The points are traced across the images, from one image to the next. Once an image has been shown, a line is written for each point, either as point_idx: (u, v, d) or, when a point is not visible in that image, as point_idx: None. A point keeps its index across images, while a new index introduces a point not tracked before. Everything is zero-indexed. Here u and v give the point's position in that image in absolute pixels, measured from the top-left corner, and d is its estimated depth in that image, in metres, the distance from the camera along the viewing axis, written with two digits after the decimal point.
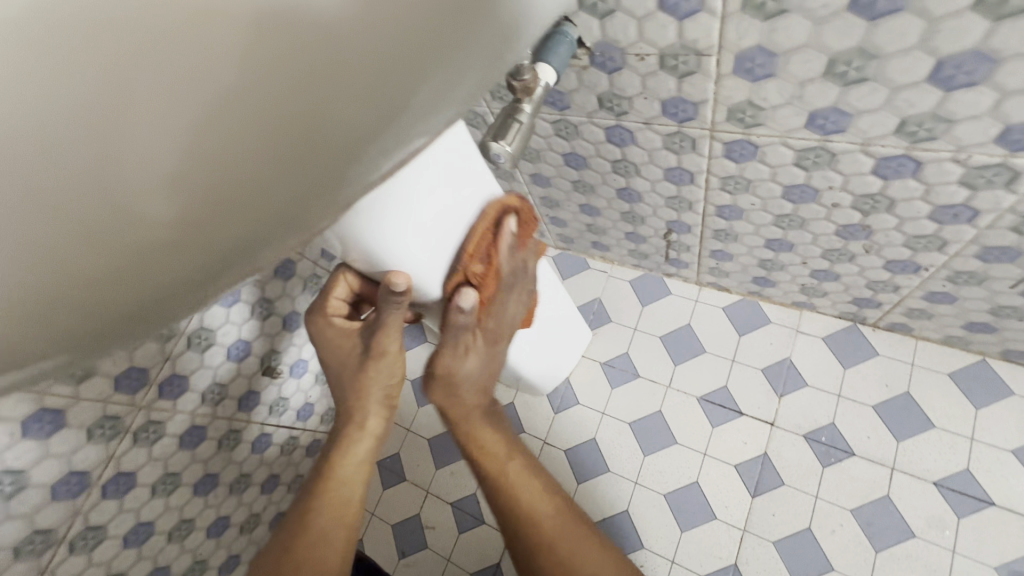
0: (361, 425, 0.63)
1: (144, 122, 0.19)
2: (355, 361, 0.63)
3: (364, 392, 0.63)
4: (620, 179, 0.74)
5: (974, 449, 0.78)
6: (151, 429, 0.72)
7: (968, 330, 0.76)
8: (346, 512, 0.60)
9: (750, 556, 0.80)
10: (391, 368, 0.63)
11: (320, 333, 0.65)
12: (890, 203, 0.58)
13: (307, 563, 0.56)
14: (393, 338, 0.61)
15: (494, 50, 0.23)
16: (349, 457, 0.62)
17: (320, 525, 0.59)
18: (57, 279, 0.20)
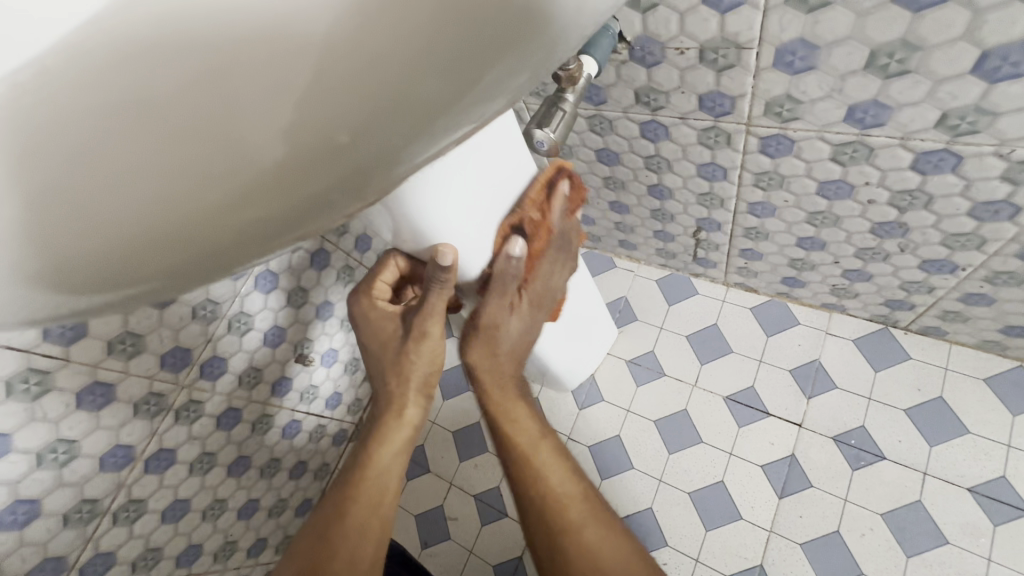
0: (399, 411, 0.65)
1: (232, 101, 0.20)
2: (397, 347, 0.65)
3: (404, 375, 0.64)
4: (652, 175, 0.75)
5: (1011, 456, 0.76)
6: (191, 408, 0.75)
7: (1006, 334, 0.75)
8: (382, 495, 0.62)
9: (777, 557, 0.79)
10: (431, 352, 0.65)
11: (364, 314, 0.67)
12: (928, 199, 0.57)
13: (344, 552, 0.58)
14: (435, 322, 0.63)
15: (554, 51, 0.21)
16: (387, 442, 0.64)
17: (358, 508, 0.60)
18: (151, 231, 0.23)
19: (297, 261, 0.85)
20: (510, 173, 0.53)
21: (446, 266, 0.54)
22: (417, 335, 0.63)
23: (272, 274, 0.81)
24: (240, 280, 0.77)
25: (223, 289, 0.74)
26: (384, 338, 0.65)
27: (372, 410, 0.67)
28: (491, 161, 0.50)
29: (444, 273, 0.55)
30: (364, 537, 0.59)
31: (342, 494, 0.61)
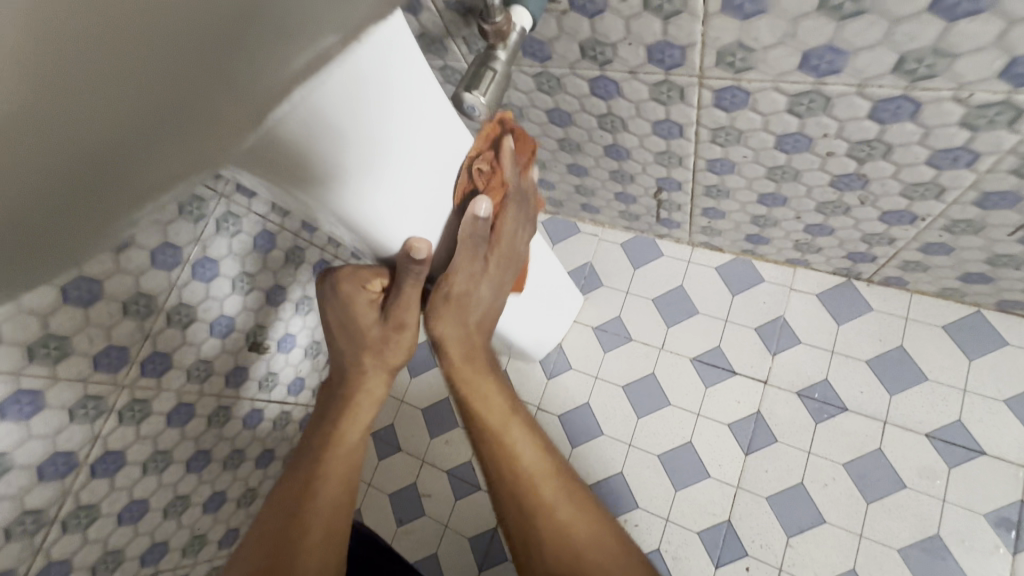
0: (369, 392, 0.62)
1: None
2: (376, 332, 0.61)
3: (381, 359, 0.61)
4: (607, 135, 0.71)
5: (968, 400, 0.77)
6: (136, 407, 0.71)
7: (964, 281, 0.75)
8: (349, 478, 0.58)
9: (743, 511, 0.80)
10: (410, 340, 0.63)
11: (337, 296, 0.61)
12: (887, 148, 0.55)
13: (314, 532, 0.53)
14: (414, 315, 0.60)
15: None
16: (359, 422, 0.60)
17: (328, 489, 0.56)
18: None
19: (239, 246, 0.80)
20: (436, 147, 0.52)
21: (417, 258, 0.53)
22: (396, 325, 0.60)
23: (212, 262, 0.76)
24: (174, 271, 0.72)
25: (157, 282, 0.70)
26: (358, 323, 0.61)
27: (336, 391, 0.63)
28: (412, 136, 0.49)
29: (414, 264, 0.54)
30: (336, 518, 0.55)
31: (310, 473, 0.56)
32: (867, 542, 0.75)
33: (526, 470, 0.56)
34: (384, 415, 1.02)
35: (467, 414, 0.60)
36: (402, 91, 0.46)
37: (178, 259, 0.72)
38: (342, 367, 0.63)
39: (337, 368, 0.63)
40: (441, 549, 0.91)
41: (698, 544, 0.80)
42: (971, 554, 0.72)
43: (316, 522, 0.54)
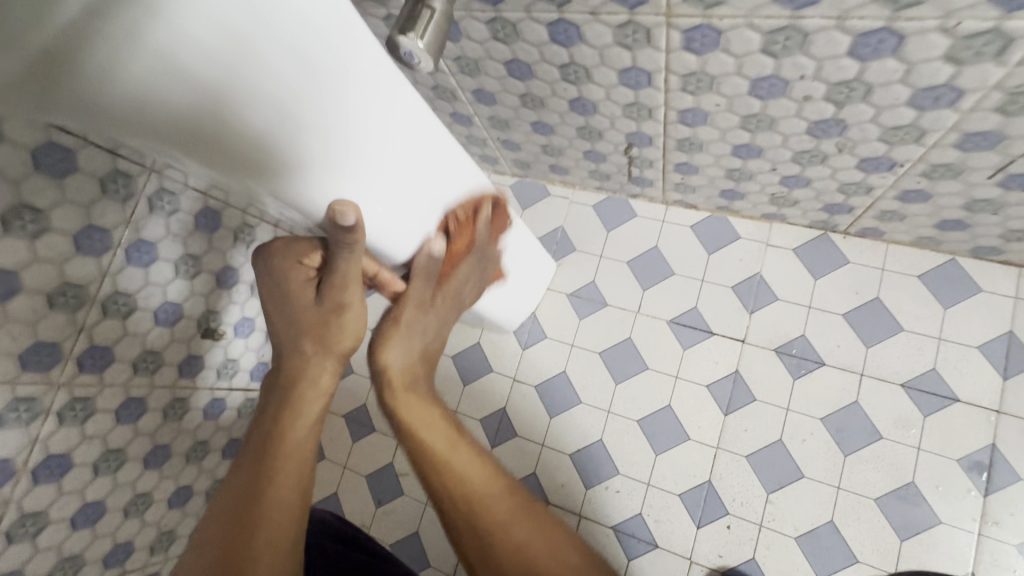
0: (313, 381, 0.57)
1: None
2: (313, 314, 0.55)
3: (322, 345, 0.56)
4: (571, 88, 0.65)
5: (942, 348, 0.77)
6: (78, 406, 0.66)
7: (940, 229, 0.73)
8: (301, 473, 0.55)
9: (724, 471, 0.80)
10: (355, 323, 0.57)
11: (272, 275, 0.56)
12: (867, 89, 0.51)
13: (264, 535, 0.51)
14: (355, 293, 0.55)
15: None
16: (305, 415, 0.57)
17: (280, 488, 0.53)
18: None
19: (179, 226, 0.73)
20: (392, 121, 0.45)
21: (347, 228, 0.45)
22: (334, 307, 0.55)
23: (149, 245, 0.70)
24: (104, 257, 0.65)
25: (85, 269, 0.63)
26: (294, 306, 0.56)
27: (276, 381, 0.58)
28: (367, 113, 0.43)
29: (342, 234, 0.47)
30: (289, 516, 0.53)
31: (257, 474, 0.53)
32: (844, 493, 0.76)
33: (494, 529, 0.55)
34: (357, 396, 0.98)
35: (424, 480, 0.58)
36: (358, 73, 0.41)
37: (107, 244, 0.65)
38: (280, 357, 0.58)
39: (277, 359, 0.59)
40: (423, 527, 0.89)
41: (680, 506, 0.80)
42: (945, 499, 0.73)
43: (268, 526, 0.51)
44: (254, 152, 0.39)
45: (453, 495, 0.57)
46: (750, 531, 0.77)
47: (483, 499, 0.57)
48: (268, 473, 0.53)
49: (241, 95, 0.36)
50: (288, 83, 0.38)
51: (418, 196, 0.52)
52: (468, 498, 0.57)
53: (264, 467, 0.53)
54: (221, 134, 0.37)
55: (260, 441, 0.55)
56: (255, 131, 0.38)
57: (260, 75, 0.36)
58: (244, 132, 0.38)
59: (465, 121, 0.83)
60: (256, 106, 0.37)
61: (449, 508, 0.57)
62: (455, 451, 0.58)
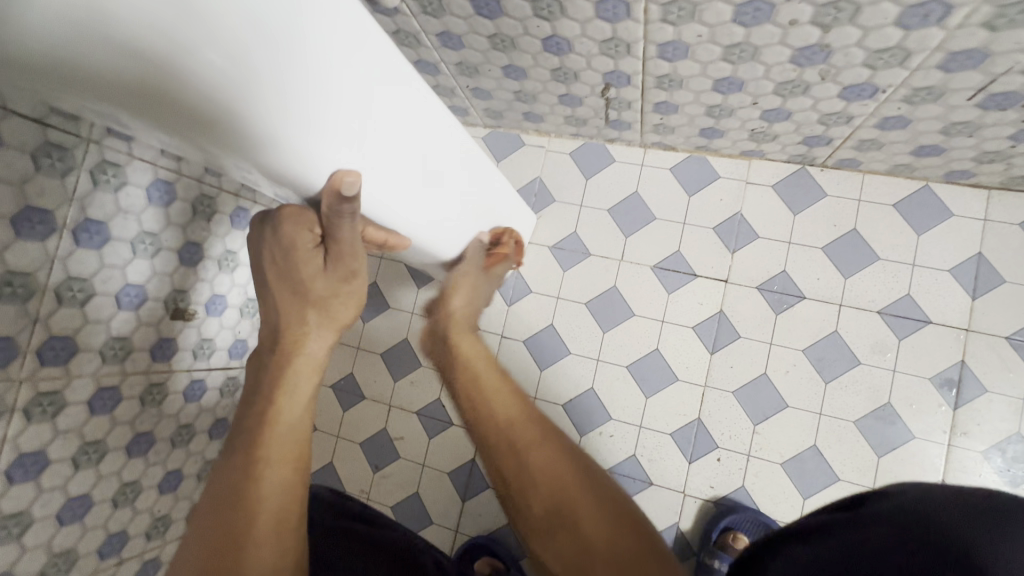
0: (307, 358, 0.56)
1: None
2: (324, 283, 0.54)
3: (327, 315, 0.56)
4: (544, 25, 0.61)
5: (916, 274, 0.79)
6: (45, 401, 0.62)
7: (917, 155, 0.73)
8: (298, 452, 0.54)
9: (713, 408, 0.82)
10: (355, 291, 0.58)
11: (279, 242, 0.51)
12: (854, 11, 0.49)
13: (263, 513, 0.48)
14: (363, 259, 0.55)
15: None
16: (299, 392, 0.55)
17: (276, 467, 0.51)
18: None
19: (130, 202, 0.67)
20: (354, 76, 0.41)
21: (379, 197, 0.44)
22: (347, 274, 0.55)
23: (100, 224, 0.64)
24: (50, 241, 0.59)
25: (30, 256, 0.58)
26: (298, 278, 0.53)
27: (268, 354, 0.55)
28: (324, 77, 0.39)
29: None
30: (289, 491, 0.51)
31: (249, 457, 0.51)
32: (826, 418, 0.79)
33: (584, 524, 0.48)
34: (342, 365, 0.96)
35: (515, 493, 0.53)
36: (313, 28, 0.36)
37: (52, 225, 0.59)
38: (270, 336, 0.56)
39: (267, 337, 0.56)
40: (422, 487, 0.90)
41: (672, 444, 0.83)
42: (918, 416, 0.77)
43: (267, 505, 0.49)
44: (204, 118, 0.35)
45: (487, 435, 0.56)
46: (739, 461, 0.80)
47: (521, 431, 0.55)
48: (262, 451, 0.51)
49: (190, 61, 0.31)
50: (239, 43, 0.33)
51: (399, 152, 0.50)
52: (506, 435, 0.55)
53: (258, 450, 0.51)
54: (168, 101, 0.33)
55: (252, 424, 0.53)
56: (206, 100, 0.34)
57: (209, 39, 0.31)
58: (192, 101, 0.34)
59: (431, 69, 0.78)
60: (205, 74, 0.33)
61: (485, 443, 0.56)
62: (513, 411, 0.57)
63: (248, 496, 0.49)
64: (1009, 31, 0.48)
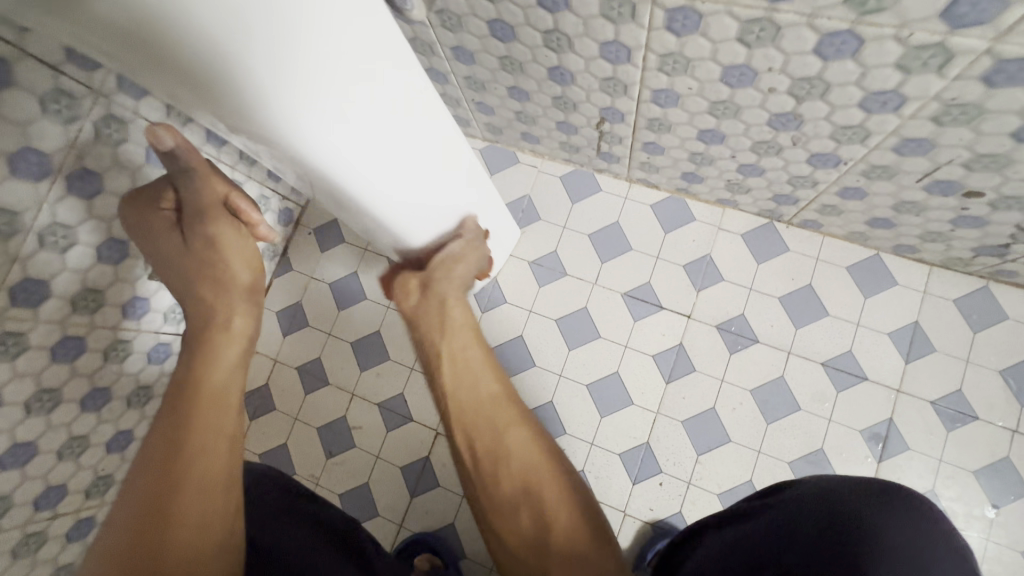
0: (224, 326, 0.59)
1: None
2: (194, 257, 0.59)
3: (222, 284, 0.60)
4: (552, 55, 0.66)
5: (859, 333, 0.86)
6: (9, 341, 0.62)
7: (870, 226, 0.81)
8: (226, 424, 0.56)
9: (661, 434, 0.86)
10: (242, 249, 0.61)
11: (148, 235, 0.60)
12: (826, 88, 0.55)
13: (191, 474, 0.50)
14: (221, 224, 0.60)
15: None
16: (221, 359, 0.58)
17: (200, 437, 0.53)
18: None
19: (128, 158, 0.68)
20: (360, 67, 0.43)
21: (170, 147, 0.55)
22: (207, 242, 0.59)
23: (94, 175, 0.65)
24: (42, 184, 0.60)
25: (20, 194, 0.58)
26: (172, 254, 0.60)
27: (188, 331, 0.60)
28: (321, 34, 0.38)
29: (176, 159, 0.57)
30: (218, 462, 0.53)
31: (173, 434, 0.52)
32: (764, 456, 0.84)
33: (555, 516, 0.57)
34: (311, 349, 0.98)
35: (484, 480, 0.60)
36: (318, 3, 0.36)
37: (47, 167, 0.60)
38: (193, 326, 0.60)
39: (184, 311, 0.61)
40: (372, 479, 0.91)
41: (619, 464, 0.86)
42: (846, 464, 0.83)
43: (191, 478, 0.50)
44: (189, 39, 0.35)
45: (477, 426, 0.61)
46: (680, 488, 0.85)
47: (511, 433, 0.61)
48: (184, 414, 0.54)
49: None
50: None
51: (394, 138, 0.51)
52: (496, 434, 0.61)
53: (180, 420, 0.53)
54: (156, 34, 0.35)
55: (172, 399, 0.55)
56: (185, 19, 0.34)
57: None
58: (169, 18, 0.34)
59: (440, 79, 0.82)
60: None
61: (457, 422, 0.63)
62: (515, 424, 0.62)
63: (172, 468, 0.50)
64: (952, 128, 0.55)
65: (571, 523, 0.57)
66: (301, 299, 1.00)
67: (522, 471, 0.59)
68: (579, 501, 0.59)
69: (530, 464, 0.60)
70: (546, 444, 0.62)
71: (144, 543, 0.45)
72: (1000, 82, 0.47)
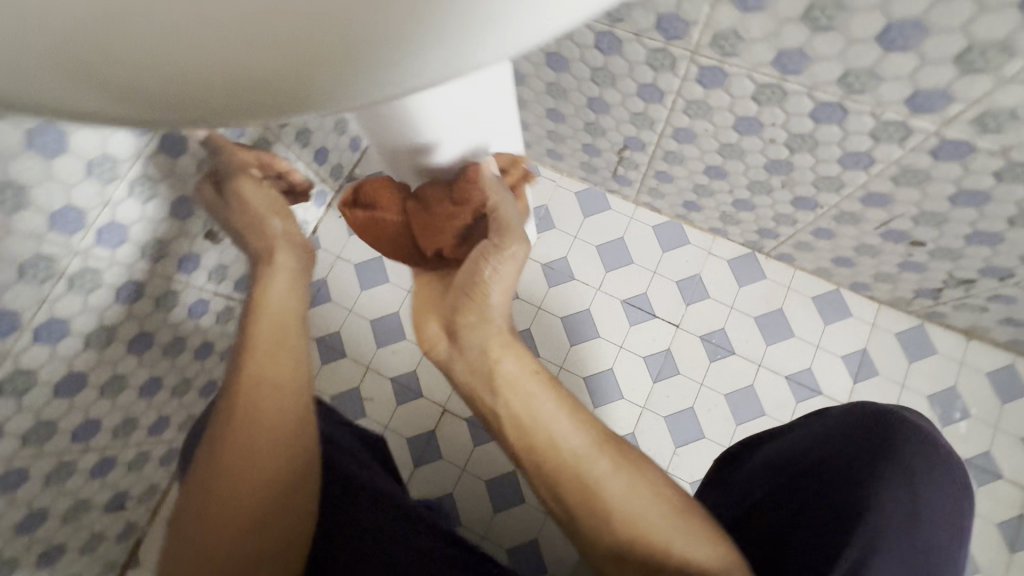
0: (277, 267, 0.68)
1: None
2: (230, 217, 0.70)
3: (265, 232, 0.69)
4: (595, 87, 0.79)
5: (818, 353, 1.00)
6: (87, 276, 0.68)
7: (834, 263, 0.96)
8: (290, 348, 0.63)
9: (645, 426, 0.98)
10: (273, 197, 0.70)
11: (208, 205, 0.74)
12: (814, 144, 0.70)
13: (253, 395, 0.58)
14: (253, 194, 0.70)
15: None
16: (273, 288, 0.65)
17: (258, 370, 0.60)
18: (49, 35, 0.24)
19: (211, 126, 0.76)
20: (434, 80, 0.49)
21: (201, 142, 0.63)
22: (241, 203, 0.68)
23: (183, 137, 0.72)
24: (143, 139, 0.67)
25: (123, 146, 0.65)
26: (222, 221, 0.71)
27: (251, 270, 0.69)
28: None
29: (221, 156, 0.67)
30: (276, 394, 0.59)
31: (235, 373, 0.60)
32: None
33: (653, 538, 0.51)
34: (332, 322, 1.05)
35: (567, 507, 0.55)
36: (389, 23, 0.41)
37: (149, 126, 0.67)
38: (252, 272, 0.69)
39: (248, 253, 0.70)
40: None
41: None
42: None
43: (250, 410, 0.57)
44: None
45: (540, 458, 0.56)
46: None
47: (586, 467, 0.54)
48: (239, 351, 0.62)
49: None
50: None
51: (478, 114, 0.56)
52: (576, 473, 0.54)
53: (241, 356, 0.61)
54: None
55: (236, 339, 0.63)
56: None
57: None
58: None
59: None
60: None
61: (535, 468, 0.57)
62: (597, 451, 0.55)
63: (237, 397, 0.58)
64: (905, 188, 0.70)
65: (682, 544, 0.50)
66: (326, 275, 1.07)
67: (610, 497, 0.53)
68: (681, 513, 0.53)
69: (631, 499, 0.53)
70: (638, 472, 0.55)
71: (221, 481, 0.55)
72: (942, 156, 0.62)
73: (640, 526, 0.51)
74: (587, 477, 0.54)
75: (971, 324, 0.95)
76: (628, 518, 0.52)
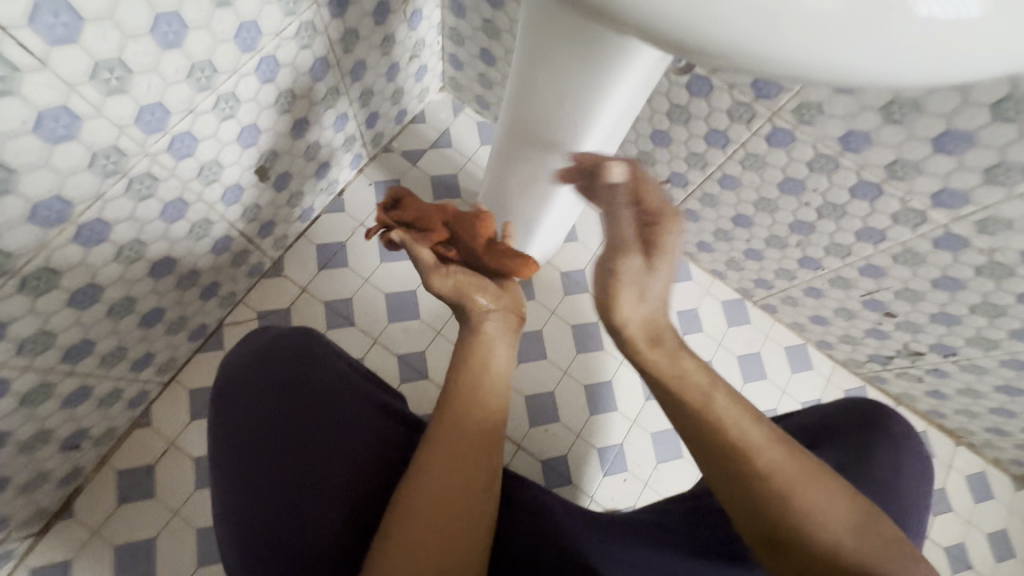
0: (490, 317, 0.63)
1: None
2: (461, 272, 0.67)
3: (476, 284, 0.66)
4: (666, 122, 0.87)
5: (783, 397, 1.14)
6: (146, 183, 0.62)
7: (810, 321, 1.11)
8: (490, 405, 0.56)
9: (634, 440, 1.05)
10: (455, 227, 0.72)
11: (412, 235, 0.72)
12: (841, 214, 0.82)
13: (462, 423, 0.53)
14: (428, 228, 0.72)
15: None
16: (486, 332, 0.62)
17: (465, 410, 0.54)
18: None
19: (303, 62, 0.73)
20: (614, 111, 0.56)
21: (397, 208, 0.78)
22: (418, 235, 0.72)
23: (276, 64, 0.69)
24: (246, 56, 0.64)
25: (228, 57, 0.61)
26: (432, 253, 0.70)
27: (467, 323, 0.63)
28: None
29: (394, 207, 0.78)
30: (479, 422, 0.54)
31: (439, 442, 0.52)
32: None
33: (836, 529, 0.46)
34: (345, 288, 1.02)
35: (727, 485, 0.48)
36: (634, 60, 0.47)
37: (255, 44, 0.64)
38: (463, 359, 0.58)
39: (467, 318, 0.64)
40: None
41: (595, 456, 1.03)
42: None
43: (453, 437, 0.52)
44: None
45: (687, 417, 0.50)
46: (638, 486, 1.03)
47: (749, 443, 0.48)
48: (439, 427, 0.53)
49: None
50: None
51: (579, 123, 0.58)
52: (732, 451, 0.48)
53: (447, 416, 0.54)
54: None
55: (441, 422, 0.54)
56: None
57: None
58: None
59: None
60: None
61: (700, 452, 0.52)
62: (765, 430, 0.49)
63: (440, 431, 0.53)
64: (900, 266, 0.84)
65: (859, 544, 0.45)
66: (346, 241, 1.04)
67: (782, 481, 0.46)
68: (854, 507, 0.47)
69: (798, 499, 0.46)
70: (802, 455, 0.48)
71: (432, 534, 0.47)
72: (942, 245, 0.77)
73: (817, 512, 0.46)
74: (746, 450, 0.48)
75: (903, 391, 1.14)
76: (789, 514, 0.46)
